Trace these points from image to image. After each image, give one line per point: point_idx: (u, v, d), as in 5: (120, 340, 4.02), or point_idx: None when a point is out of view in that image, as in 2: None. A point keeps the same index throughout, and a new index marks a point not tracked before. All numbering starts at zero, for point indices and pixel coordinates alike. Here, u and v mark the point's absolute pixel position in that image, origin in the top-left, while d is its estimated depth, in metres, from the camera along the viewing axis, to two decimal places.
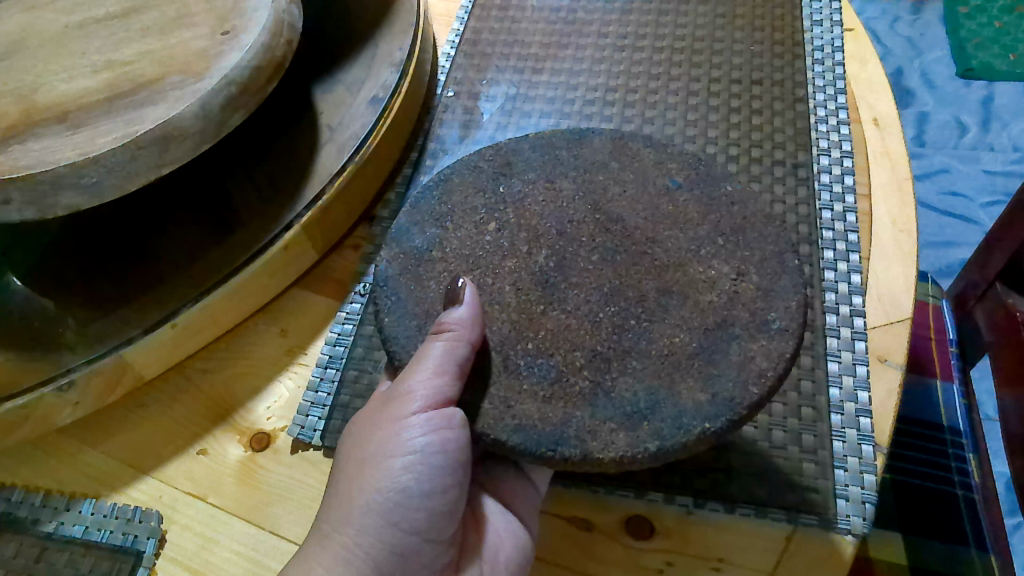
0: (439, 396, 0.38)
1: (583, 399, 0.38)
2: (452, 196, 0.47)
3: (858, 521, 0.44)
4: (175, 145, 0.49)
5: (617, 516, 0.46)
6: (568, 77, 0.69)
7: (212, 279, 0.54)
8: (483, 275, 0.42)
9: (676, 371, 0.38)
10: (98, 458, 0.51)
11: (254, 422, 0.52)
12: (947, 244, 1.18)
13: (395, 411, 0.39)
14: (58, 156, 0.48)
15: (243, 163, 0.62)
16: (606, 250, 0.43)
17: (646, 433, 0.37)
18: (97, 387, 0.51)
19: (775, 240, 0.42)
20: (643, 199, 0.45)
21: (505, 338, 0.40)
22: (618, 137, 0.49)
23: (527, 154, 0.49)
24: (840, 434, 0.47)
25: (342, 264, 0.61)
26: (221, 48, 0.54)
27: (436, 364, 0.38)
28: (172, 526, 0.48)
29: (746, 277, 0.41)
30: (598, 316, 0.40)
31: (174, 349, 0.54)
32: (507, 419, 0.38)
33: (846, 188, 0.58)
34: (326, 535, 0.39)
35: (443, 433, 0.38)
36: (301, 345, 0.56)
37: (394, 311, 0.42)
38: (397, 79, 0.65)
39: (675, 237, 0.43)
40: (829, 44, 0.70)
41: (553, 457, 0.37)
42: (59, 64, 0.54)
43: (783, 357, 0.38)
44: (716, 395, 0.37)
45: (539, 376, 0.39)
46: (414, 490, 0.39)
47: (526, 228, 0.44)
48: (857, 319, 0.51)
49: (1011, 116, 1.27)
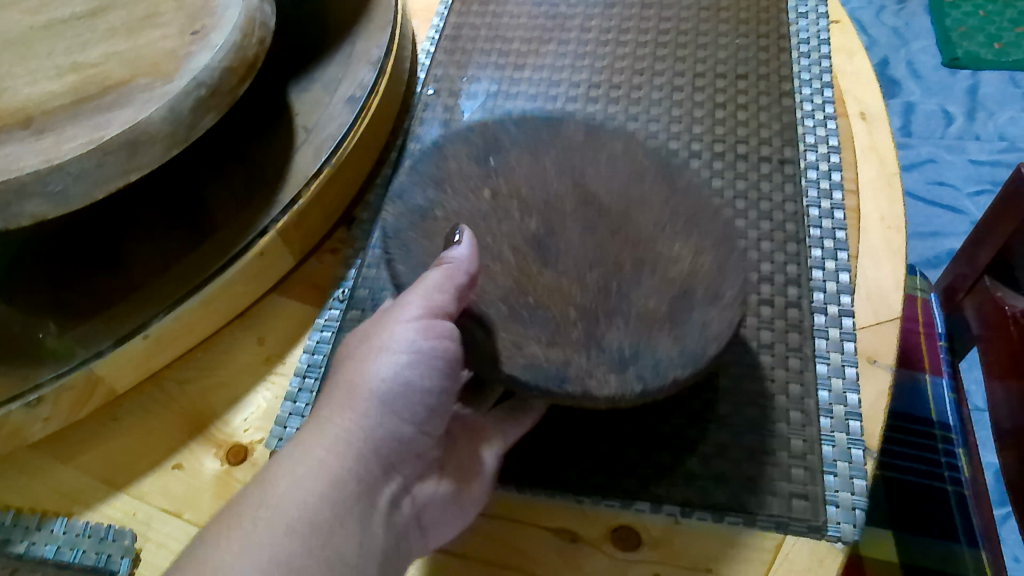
0: (438, 309, 0.37)
1: (578, 344, 0.38)
2: (448, 164, 0.46)
3: (849, 527, 0.43)
4: (144, 150, 0.47)
5: (603, 526, 0.45)
6: (550, 73, 0.68)
7: (184, 288, 0.53)
8: (482, 235, 0.42)
9: (655, 325, 0.39)
10: (70, 473, 0.50)
11: (231, 433, 0.51)
12: (934, 234, 1.17)
13: (385, 327, 0.37)
14: (21, 162, 0.46)
15: (217, 166, 0.60)
16: (588, 220, 0.43)
17: (633, 375, 0.37)
18: (67, 402, 0.50)
19: (733, 217, 0.43)
20: (619, 176, 0.46)
21: (505, 291, 0.40)
22: (591, 126, 0.49)
23: (512, 132, 0.48)
24: (829, 438, 0.46)
25: (321, 269, 0.59)
26: (191, 49, 0.52)
27: (439, 281, 0.37)
28: (147, 544, 0.46)
29: (708, 252, 0.42)
30: (585, 276, 0.41)
31: (147, 360, 0.52)
32: (514, 357, 0.38)
33: (833, 185, 0.57)
34: (296, 457, 0.34)
35: (435, 342, 0.37)
36: (279, 354, 0.55)
37: (403, 257, 0.42)
38: (374, 78, 0.63)
39: (647, 212, 0.44)
40: (815, 37, 0.69)
41: (558, 394, 0.37)
42: (23, 66, 0.52)
43: (744, 318, 0.39)
44: (689, 348, 0.38)
45: (537, 325, 0.39)
46: (406, 387, 0.36)
47: (517, 198, 0.45)
48: (845, 319, 0.50)
49: (997, 105, 1.27)
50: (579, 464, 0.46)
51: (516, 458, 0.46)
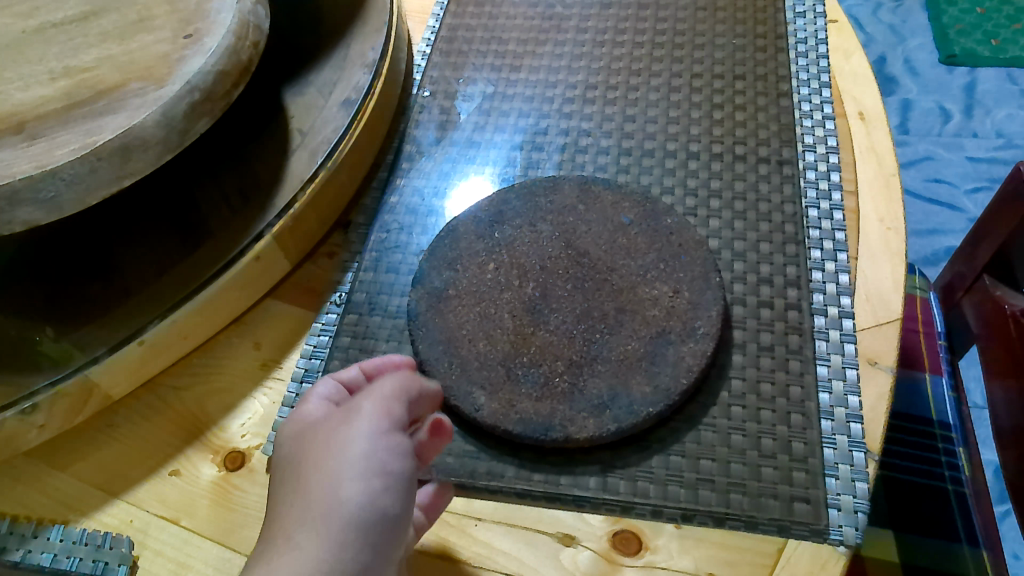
0: (384, 428, 0.35)
1: (564, 396, 0.45)
2: (459, 244, 0.53)
3: (851, 531, 0.42)
4: (137, 156, 0.47)
5: (605, 530, 0.45)
6: (546, 75, 0.68)
7: (179, 294, 0.53)
8: (487, 305, 0.50)
9: (629, 370, 0.46)
10: (66, 481, 0.49)
11: (228, 440, 0.50)
12: (932, 232, 1.17)
13: (331, 422, 0.36)
14: (13, 168, 0.45)
15: (212, 171, 0.60)
16: (578, 279, 0.50)
17: (608, 417, 0.45)
18: (62, 410, 0.49)
19: (704, 263, 0.51)
20: (605, 234, 0.52)
21: (506, 355, 0.47)
22: (584, 182, 0.56)
23: (514, 203, 0.55)
24: (830, 441, 0.45)
25: (317, 272, 0.58)
26: (184, 52, 0.52)
27: (393, 389, 0.37)
28: (144, 552, 0.46)
29: (681, 294, 0.49)
30: (573, 333, 0.48)
31: (142, 366, 0.52)
32: (511, 414, 0.45)
33: (832, 185, 0.57)
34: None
35: (388, 437, 0.35)
36: (275, 359, 0.54)
37: (425, 337, 0.49)
38: (369, 80, 0.63)
39: (628, 265, 0.51)
40: (813, 36, 0.68)
41: (544, 441, 0.45)
42: (15, 71, 0.52)
43: (706, 355, 0.47)
44: (658, 386, 0.45)
45: (532, 381, 0.46)
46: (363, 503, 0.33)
47: (517, 266, 0.51)
48: (846, 320, 0.50)
49: (994, 102, 1.27)
50: (580, 469, 0.46)
51: (516, 465, 0.46)
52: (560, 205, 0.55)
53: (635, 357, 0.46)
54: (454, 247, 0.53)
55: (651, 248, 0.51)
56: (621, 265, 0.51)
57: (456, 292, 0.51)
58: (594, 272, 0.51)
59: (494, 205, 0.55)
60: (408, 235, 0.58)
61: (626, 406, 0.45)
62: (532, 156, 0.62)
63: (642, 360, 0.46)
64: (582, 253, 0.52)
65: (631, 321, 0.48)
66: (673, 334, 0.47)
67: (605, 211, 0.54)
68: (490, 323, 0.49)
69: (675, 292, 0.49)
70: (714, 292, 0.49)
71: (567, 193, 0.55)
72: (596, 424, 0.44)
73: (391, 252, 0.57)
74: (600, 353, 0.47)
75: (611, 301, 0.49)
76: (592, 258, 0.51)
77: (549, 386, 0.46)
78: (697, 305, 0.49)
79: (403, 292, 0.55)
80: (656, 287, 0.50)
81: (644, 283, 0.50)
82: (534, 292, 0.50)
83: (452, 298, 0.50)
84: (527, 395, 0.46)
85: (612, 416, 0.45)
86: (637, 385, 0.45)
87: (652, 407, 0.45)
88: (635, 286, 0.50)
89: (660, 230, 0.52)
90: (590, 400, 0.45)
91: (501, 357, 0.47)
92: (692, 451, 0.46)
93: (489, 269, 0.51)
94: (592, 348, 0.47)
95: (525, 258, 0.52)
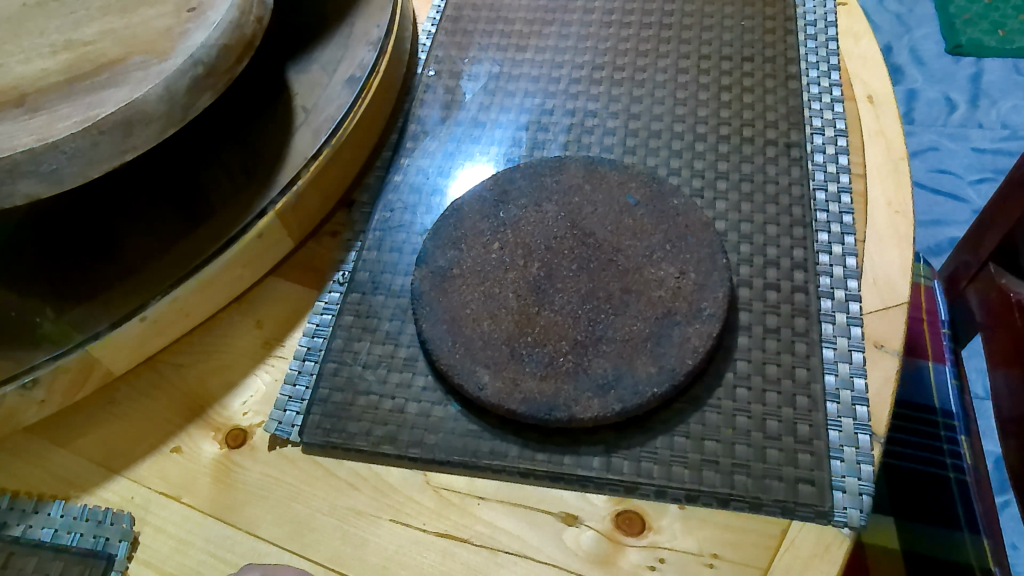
0: None
1: (568, 375, 0.45)
2: (464, 223, 0.53)
3: (856, 513, 0.42)
4: (140, 129, 0.46)
5: (608, 510, 0.44)
6: (553, 55, 0.67)
7: (181, 270, 0.52)
8: (491, 285, 0.49)
9: (635, 350, 0.46)
10: (67, 457, 0.49)
11: (230, 418, 0.50)
12: (936, 222, 1.17)
13: None
14: (15, 142, 0.45)
15: (215, 148, 0.59)
16: (583, 260, 0.50)
17: (613, 398, 0.44)
18: (63, 385, 0.49)
19: (710, 244, 0.50)
20: (610, 215, 0.52)
21: (510, 335, 0.47)
22: (589, 162, 0.55)
23: (519, 182, 0.55)
24: (836, 423, 0.45)
25: (319, 251, 0.58)
26: (187, 27, 0.52)
27: None
28: (146, 528, 0.46)
29: (687, 275, 0.49)
30: (578, 313, 0.47)
31: (144, 343, 0.52)
32: (515, 394, 0.45)
33: (840, 168, 0.56)
34: None
35: None
36: (277, 337, 0.54)
37: (430, 316, 0.49)
38: (374, 58, 0.62)
39: (634, 246, 0.50)
40: (822, 18, 0.67)
41: (549, 420, 0.44)
42: (15, 44, 0.51)
43: (712, 336, 0.46)
44: (663, 366, 0.45)
45: (536, 362, 0.46)
46: None
47: (522, 246, 0.51)
48: (852, 304, 0.50)
49: (1000, 93, 1.26)
50: (584, 449, 0.45)
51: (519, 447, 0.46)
52: (566, 185, 0.54)
53: (640, 337, 0.46)
54: (458, 226, 0.53)
55: (657, 229, 0.51)
56: (627, 246, 0.50)
57: (461, 272, 0.50)
58: (600, 253, 0.50)
59: (499, 185, 0.55)
60: (412, 215, 0.58)
61: (632, 386, 0.45)
62: (537, 136, 0.61)
63: (648, 340, 0.46)
64: (588, 233, 0.51)
65: (637, 301, 0.48)
66: (679, 315, 0.47)
67: (611, 191, 0.53)
68: (494, 303, 0.48)
69: (681, 273, 0.49)
70: (720, 273, 0.49)
71: (573, 174, 0.55)
72: (601, 405, 0.44)
73: (395, 231, 0.57)
74: (605, 334, 0.46)
75: (617, 282, 0.49)
76: (598, 239, 0.51)
77: (554, 365, 0.45)
78: (703, 286, 0.48)
79: (407, 271, 0.55)
80: (663, 268, 0.49)
81: (650, 264, 0.49)
82: (540, 273, 0.49)
83: (457, 278, 0.50)
84: (532, 374, 0.45)
85: (617, 396, 0.44)
86: (643, 366, 0.45)
87: (658, 387, 0.45)
88: (642, 267, 0.49)
89: (667, 211, 0.52)
90: (596, 380, 0.45)
91: (506, 337, 0.47)
92: (697, 432, 0.45)
93: (493, 249, 0.51)
94: (597, 329, 0.47)
95: (530, 238, 0.51)
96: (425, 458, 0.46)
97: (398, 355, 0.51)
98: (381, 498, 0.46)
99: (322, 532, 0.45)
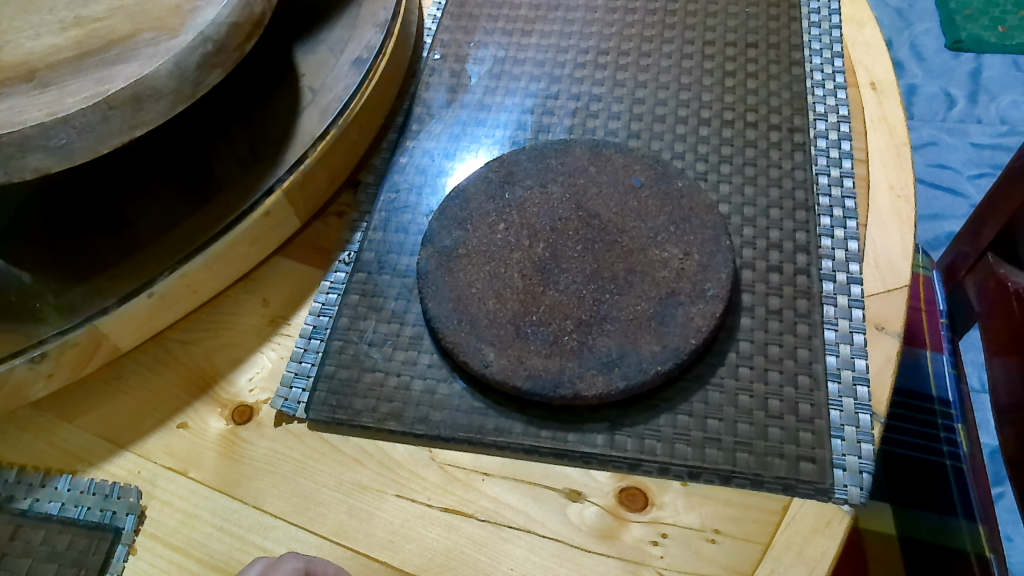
0: None
1: (573, 353, 0.46)
2: (470, 203, 0.53)
3: (856, 490, 0.43)
4: (149, 106, 0.46)
5: (612, 486, 0.45)
6: (558, 40, 0.68)
7: (189, 247, 0.52)
8: (497, 265, 0.50)
9: (639, 330, 0.46)
10: (74, 432, 0.49)
11: (237, 394, 0.51)
12: (935, 216, 1.17)
13: None
14: (24, 116, 0.45)
15: (222, 128, 0.60)
16: (588, 240, 0.50)
17: (617, 376, 0.45)
18: (70, 359, 0.49)
19: (714, 227, 0.51)
20: (615, 197, 0.52)
21: (516, 314, 0.47)
22: (595, 145, 0.56)
23: (525, 164, 0.55)
24: (836, 403, 0.46)
25: (326, 231, 0.58)
26: (196, 5, 0.52)
27: None
28: (153, 502, 0.46)
29: (691, 257, 0.49)
30: (582, 292, 0.48)
31: (152, 319, 0.52)
32: (521, 371, 0.46)
33: (843, 154, 0.57)
34: None
35: None
36: (284, 315, 0.54)
37: (435, 295, 0.49)
38: (381, 40, 0.62)
39: (638, 227, 0.51)
40: (826, 6, 0.68)
41: (554, 397, 0.45)
42: (24, 20, 0.51)
43: (715, 316, 0.47)
44: (667, 345, 0.46)
45: (542, 340, 0.46)
46: None
47: (527, 226, 0.51)
48: (854, 286, 0.50)
49: (999, 89, 1.27)
50: (588, 427, 0.46)
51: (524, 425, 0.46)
52: (571, 167, 0.54)
53: (645, 316, 0.47)
54: (464, 207, 0.53)
55: (662, 211, 0.51)
56: (632, 227, 0.51)
57: (466, 252, 0.51)
58: (604, 234, 0.51)
59: (504, 167, 0.55)
60: (417, 196, 0.58)
61: (636, 364, 0.45)
62: (542, 120, 0.62)
63: (651, 319, 0.47)
64: (592, 215, 0.52)
65: (640, 281, 0.48)
66: (683, 295, 0.47)
67: (616, 173, 0.54)
68: (500, 282, 0.49)
69: (686, 254, 0.49)
70: (724, 255, 0.49)
71: (578, 156, 0.55)
72: (605, 382, 0.45)
73: (401, 212, 0.57)
74: (610, 313, 0.47)
75: (621, 262, 0.49)
76: (603, 220, 0.51)
77: (559, 343, 0.46)
78: (707, 267, 0.49)
79: (412, 251, 0.55)
80: (667, 249, 0.50)
81: (654, 245, 0.50)
82: (545, 253, 0.50)
83: (463, 258, 0.50)
84: (537, 352, 0.46)
85: (621, 374, 0.45)
86: (647, 344, 0.46)
87: (661, 364, 0.45)
88: (646, 248, 0.50)
89: (671, 193, 0.52)
90: (600, 358, 0.45)
91: (511, 315, 0.47)
92: (700, 410, 0.46)
93: (499, 229, 0.51)
94: (601, 308, 0.47)
95: (535, 219, 0.52)
96: (430, 434, 0.47)
97: (404, 334, 0.51)
98: (387, 473, 0.47)
99: (327, 506, 0.46)
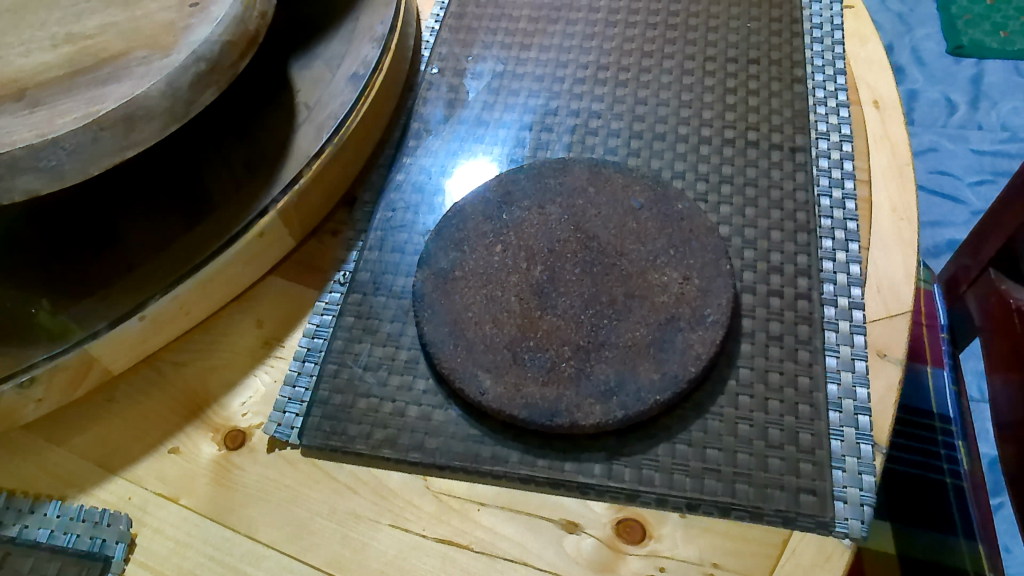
0: None
1: (571, 380, 0.45)
2: (467, 224, 0.52)
3: (857, 524, 0.42)
4: (141, 126, 0.45)
5: (608, 518, 0.44)
6: (557, 54, 0.67)
7: (182, 267, 0.52)
8: (494, 288, 0.49)
9: (638, 357, 0.45)
10: (64, 457, 0.49)
11: (229, 418, 0.50)
12: (935, 224, 1.17)
13: None
14: (13, 136, 0.44)
15: (217, 145, 0.59)
16: (586, 263, 0.50)
17: (615, 405, 0.44)
18: (61, 383, 0.48)
19: (714, 250, 0.50)
20: (614, 218, 0.52)
21: (512, 339, 0.47)
22: (594, 165, 0.55)
23: (523, 183, 0.54)
24: (837, 433, 0.45)
25: (320, 250, 0.57)
26: (189, 21, 0.51)
27: None
28: (143, 530, 0.45)
29: (691, 281, 0.48)
30: (580, 318, 0.47)
31: (143, 341, 0.51)
32: (517, 399, 0.45)
33: (845, 174, 0.56)
34: None
35: None
36: (277, 336, 0.53)
37: (432, 318, 0.49)
38: (378, 55, 0.62)
39: (638, 250, 0.50)
40: (829, 21, 0.67)
41: (551, 426, 0.44)
42: (15, 36, 0.50)
43: (715, 343, 0.46)
44: (665, 373, 0.45)
45: (539, 366, 0.45)
46: None
47: (525, 248, 0.51)
48: (855, 311, 0.50)
49: (1000, 95, 1.26)
50: (585, 455, 0.45)
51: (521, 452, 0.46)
52: (570, 187, 0.54)
53: (644, 343, 0.46)
54: (461, 227, 0.52)
55: (661, 233, 0.51)
56: (631, 250, 0.50)
57: (463, 274, 0.50)
58: (603, 257, 0.50)
59: (502, 186, 0.54)
60: (414, 214, 0.57)
61: (634, 392, 0.44)
62: (541, 136, 0.61)
63: (650, 346, 0.46)
64: (591, 236, 0.51)
65: (640, 306, 0.47)
66: (683, 321, 0.47)
67: (615, 194, 0.53)
68: (497, 306, 0.48)
69: (685, 278, 0.49)
70: (724, 279, 0.49)
71: (577, 175, 0.54)
72: (603, 411, 0.44)
73: (397, 231, 0.56)
74: (609, 339, 0.46)
75: (620, 287, 0.48)
76: (601, 242, 0.50)
77: (556, 370, 0.45)
78: (707, 292, 0.48)
79: (408, 271, 0.54)
80: (666, 273, 0.49)
81: (654, 269, 0.49)
82: (543, 276, 0.49)
83: (460, 280, 0.50)
84: (534, 379, 0.45)
85: (619, 403, 0.44)
86: (646, 371, 0.45)
87: (660, 393, 0.44)
88: (645, 271, 0.49)
89: (671, 215, 0.51)
90: (598, 385, 0.45)
91: (508, 341, 0.47)
92: (699, 439, 0.45)
93: (496, 251, 0.51)
94: (600, 334, 0.46)
95: (533, 241, 0.51)
96: (425, 462, 0.46)
97: (399, 358, 0.50)
98: (381, 501, 0.46)
99: (321, 535, 0.45)
